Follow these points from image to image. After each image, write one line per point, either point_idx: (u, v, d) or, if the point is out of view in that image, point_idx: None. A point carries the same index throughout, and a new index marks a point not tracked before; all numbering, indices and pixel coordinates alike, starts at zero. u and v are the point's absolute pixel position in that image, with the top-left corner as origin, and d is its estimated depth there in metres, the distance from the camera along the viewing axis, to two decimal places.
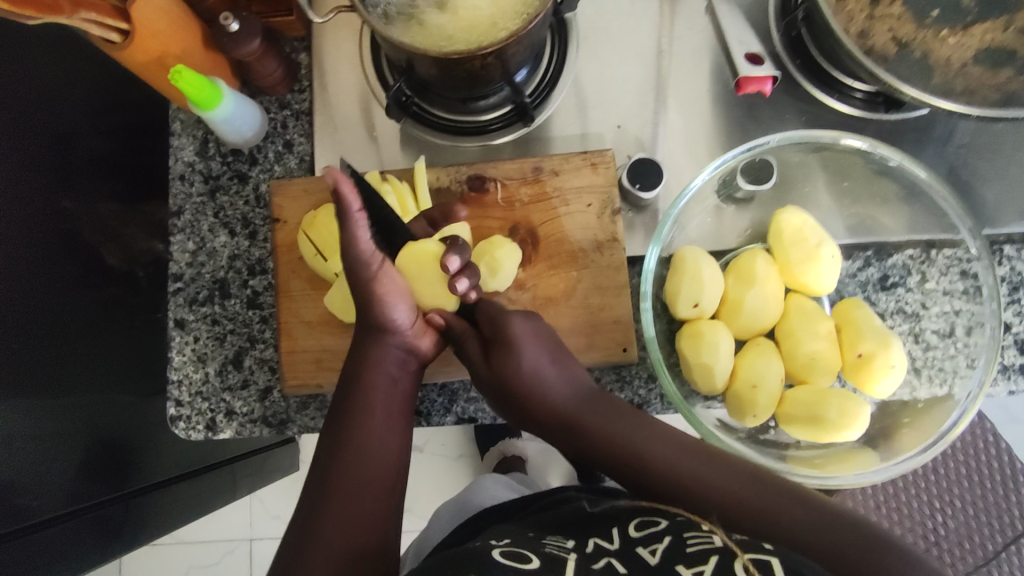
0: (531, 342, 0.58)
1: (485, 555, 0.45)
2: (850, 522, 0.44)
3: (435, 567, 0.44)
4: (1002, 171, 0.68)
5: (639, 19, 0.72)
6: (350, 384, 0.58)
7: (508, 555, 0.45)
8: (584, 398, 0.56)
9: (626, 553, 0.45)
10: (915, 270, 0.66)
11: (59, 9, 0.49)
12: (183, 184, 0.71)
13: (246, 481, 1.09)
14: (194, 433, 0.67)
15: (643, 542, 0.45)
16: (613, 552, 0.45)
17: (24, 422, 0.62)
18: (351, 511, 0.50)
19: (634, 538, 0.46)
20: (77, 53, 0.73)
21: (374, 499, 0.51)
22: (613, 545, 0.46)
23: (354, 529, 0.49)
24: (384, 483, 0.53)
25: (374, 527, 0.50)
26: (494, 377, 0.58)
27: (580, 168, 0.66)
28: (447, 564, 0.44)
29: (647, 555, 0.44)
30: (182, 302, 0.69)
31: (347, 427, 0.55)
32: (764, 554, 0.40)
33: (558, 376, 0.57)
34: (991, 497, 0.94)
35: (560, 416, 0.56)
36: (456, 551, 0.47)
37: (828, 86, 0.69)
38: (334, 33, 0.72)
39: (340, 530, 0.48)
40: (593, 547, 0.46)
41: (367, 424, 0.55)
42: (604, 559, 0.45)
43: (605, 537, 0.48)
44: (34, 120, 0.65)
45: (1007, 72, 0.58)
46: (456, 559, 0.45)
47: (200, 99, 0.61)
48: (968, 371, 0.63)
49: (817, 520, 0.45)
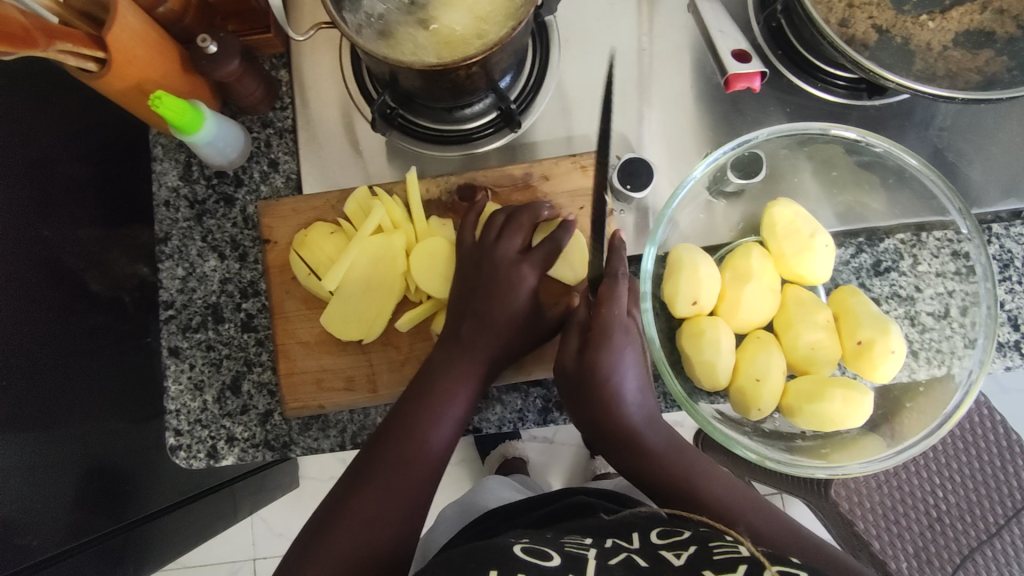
0: (629, 361, 0.58)
1: (510, 550, 0.47)
2: (833, 554, 0.54)
3: (461, 557, 0.47)
4: (987, 151, 0.69)
5: (619, 18, 0.72)
6: (430, 375, 0.60)
7: (530, 554, 0.47)
8: (654, 424, 0.59)
9: (649, 553, 0.47)
10: (907, 254, 0.67)
11: (33, 43, 0.48)
12: (168, 210, 0.70)
13: (246, 501, 1.08)
14: (196, 462, 0.66)
15: (665, 545, 0.48)
16: (634, 550, 0.48)
17: (19, 459, 0.61)
18: (380, 509, 0.54)
19: (656, 542, 0.48)
20: (49, 77, 0.71)
21: (406, 506, 0.55)
22: (634, 544, 0.49)
23: (379, 527, 0.54)
24: (422, 482, 0.57)
25: (396, 524, 0.54)
26: (575, 376, 0.58)
27: (570, 171, 0.67)
28: (472, 558, 0.47)
29: (671, 556, 0.46)
30: (175, 329, 0.68)
31: (413, 418, 0.58)
32: (792, 567, 0.43)
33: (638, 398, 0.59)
34: (989, 470, 0.95)
35: (635, 436, 0.58)
36: (482, 545, 0.49)
37: (809, 76, 0.69)
38: (314, 49, 0.71)
39: (363, 524, 0.53)
40: (612, 544, 0.49)
41: (427, 416, 0.58)
42: (623, 554, 0.47)
43: (625, 537, 0.50)
44: (13, 152, 0.64)
45: (987, 54, 0.59)
46: (480, 553, 0.47)
47: (183, 123, 0.60)
48: (966, 351, 0.63)
49: (810, 546, 0.54)
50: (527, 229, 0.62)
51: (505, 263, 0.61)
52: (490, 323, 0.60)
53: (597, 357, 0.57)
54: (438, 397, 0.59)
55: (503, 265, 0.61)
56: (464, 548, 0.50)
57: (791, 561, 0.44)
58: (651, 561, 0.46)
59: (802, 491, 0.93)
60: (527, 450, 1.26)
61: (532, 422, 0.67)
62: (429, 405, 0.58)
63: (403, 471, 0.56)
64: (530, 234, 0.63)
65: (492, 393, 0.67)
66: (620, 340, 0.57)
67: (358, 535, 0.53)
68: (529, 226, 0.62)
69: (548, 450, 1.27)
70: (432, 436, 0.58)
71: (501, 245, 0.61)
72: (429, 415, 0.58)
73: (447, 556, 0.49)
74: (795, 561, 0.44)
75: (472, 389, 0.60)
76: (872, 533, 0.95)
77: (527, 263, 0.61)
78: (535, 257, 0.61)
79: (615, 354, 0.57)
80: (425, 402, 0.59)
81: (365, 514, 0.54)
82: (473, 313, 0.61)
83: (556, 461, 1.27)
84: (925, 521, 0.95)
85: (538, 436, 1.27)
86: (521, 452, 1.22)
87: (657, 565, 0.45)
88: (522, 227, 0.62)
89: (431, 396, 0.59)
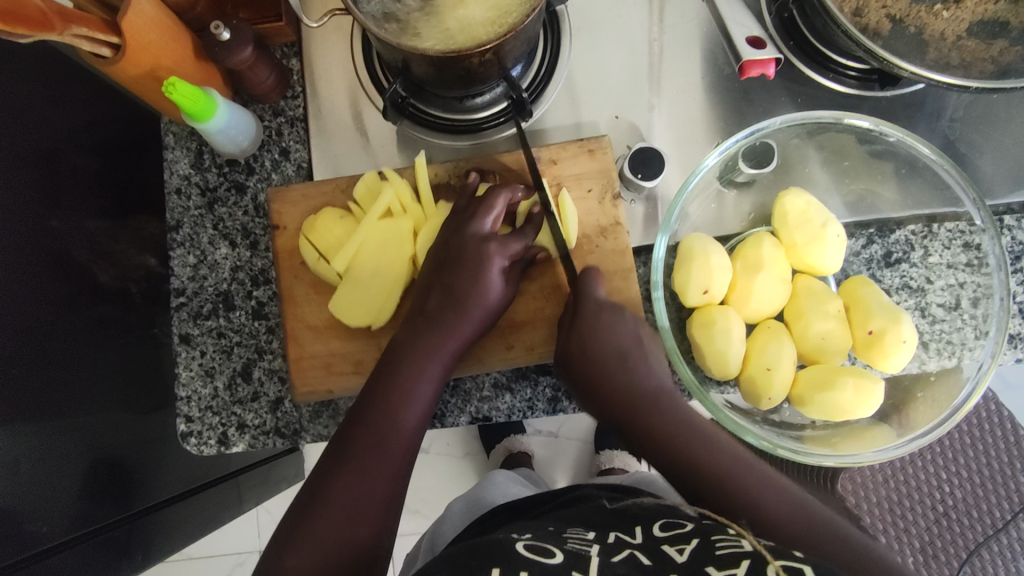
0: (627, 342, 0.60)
1: (512, 548, 0.48)
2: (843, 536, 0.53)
3: (463, 555, 0.48)
4: (999, 142, 0.68)
5: (629, 7, 0.71)
6: (405, 354, 0.59)
7: (533, 551, 0.47)
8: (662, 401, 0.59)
9: (651, 549, 0.47)
10: (918, 245, 0.66)
11: (50, 26, 0.48)
12: (180, 198, 0.70)
13: (250, 493, 1.08)
14: (207, 449, 0.66)
15: (667, 540, 0.48)
16: (637, 547, 0.48)
17: (29, 446, 0.61)
18: (354, 493, 0.54)
19: (659, 537, 0.49)
20: (60, 67, 0.71)
21: (378, 490, 0.55)
22: (636, 539, 0.49)
23: (353, 513, 0.54)
24: (395, 465, 0.56)
25: (372, 510, 0.54)
26: (572, 371, 0.60)
27: (578, 155, 0.67)
28: (475, 555, 0.47)
29: (674, 553, 0.46)
30: (186, 317, 0.68)
31: (385, 396, 0.57)
32: (795, 561, 0.43)
33: (642, 367, 0.60)
34: (996, 464, 0.94)
35: (635, 419, 0.59)
36: (484, 540, 0.50)
37: (821, 66, 0.69)
38: (324, 38, 0.71)
39: (337, 508, 0.54)
40: (615, 539, 0.50)
41: (404, 394, 0.58)
42: (626, 551, 0.48)
43: (627, 532, 0.51)
44: (24, 142, 0.64)
45: (1001, 44, 0.59)
46: (483, 551, 0.47)
47: (195, 111, 0.60)
48: (977, 343, 0.63)
49: (826, 535, 0.53)
50: (500, 209, 0.61)
51: (471, 241, 0.60)
52: (461, 305, 0.59)
53: (579, 341, 0.59)
54: (407, 374, 0.58)
55: (469, 244, 0.60)
56: (466, 542, 0.51)
57: (795, 556, 0.44)
58: (654, 560, 0.46)
59: (808, 484, 0.93)
60: (532, 443, 1.26)
61: (542, 411, 0.67)
62: (400, 382, 0.58)
63: (377, 452, 0.56)
64: (499, 217, 0.61)
65: (502, 382, 0.67)
66: (612, 316, 0.60)
67: (331, 520, 0.53)
68: (505, 206, 0.62)
69: (553, 444, 1.27)
70: (405, 416, 0.57)
71: (462, 230, 0.61)
72: (401, 394, 0.58)
73: (451, 551, 0.50)
74: (798, 555, 0.45)
75: (443, 365, 0.59)
76: (878, 528, 0.95)
77: (494, 247, 0.60)
78: (505, 240, 0.61)
79: (606, 340, 0.59)
80: (397, 380, 0.58)
81: (344, 500, 0.54)
82: (441, 286, 0.61)
83: (561, 455, 1.27)
84: (932, 516, 0.95)
85: (542, 430, 1.27)
86: (525, 446, 1.22)
87: (660, 563, 0.46)
88: (497, 206, 0.61)
89: (401, 374, 0.58)
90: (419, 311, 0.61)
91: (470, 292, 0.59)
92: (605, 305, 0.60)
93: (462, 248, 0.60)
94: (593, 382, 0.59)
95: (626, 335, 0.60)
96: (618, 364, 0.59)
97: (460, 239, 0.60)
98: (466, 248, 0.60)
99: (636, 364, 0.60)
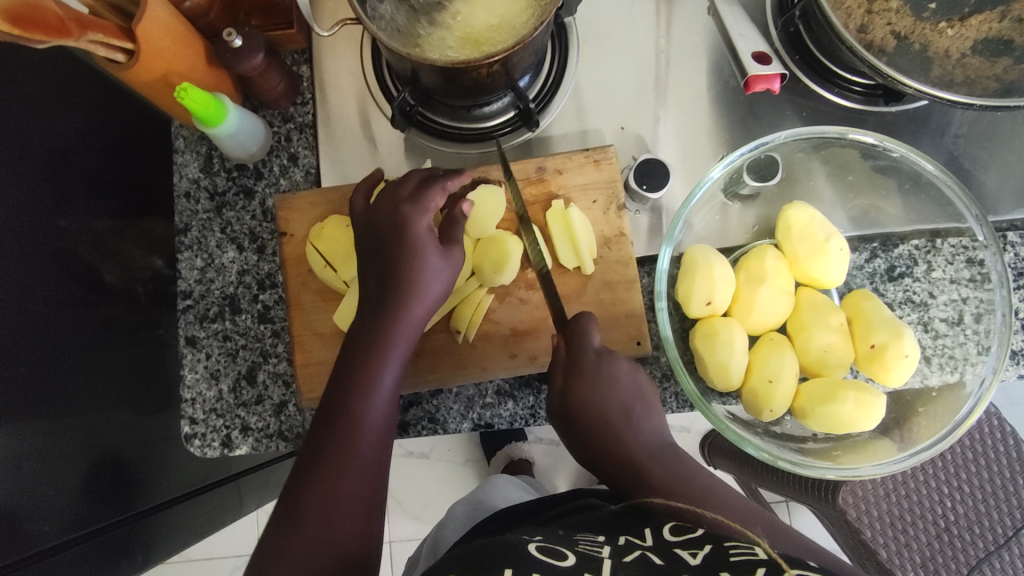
0: (624, 381, 0.60)
1: (525, 550, 0.47)
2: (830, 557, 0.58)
3: (474, 552, 0.48)
4: (1003, 159, 0.69)
5: (637, 20, 0.72)
6: (355, 347, 0.57)
7: (547, 554, 0.47)
8: (657, 442, 0.60)
9: (663, 551, 0.47)
10: (921, 260, 0.67)
11: (66, 32, 0.49)
12: (188, 201, 0.71)
13: (251, 495, 1.08)
14: (210, 451, 0.67)
15: (680, 545, 0.48)
16: (648, 548, 0.48)
17: (32, 443, 0.62)
18: (326, 498, 0.53)
19: (671, 541, 0.48)
20: (71, 71, 0.72)
21: (347, 492, 0.53)
22: (647, 542, 0.49)
23: (328, 519, 0.52)
24: (365, 464, 0.54)
25: (348, 517, 0.53)
26: (569, 411, 0.60)
27: (583, 165, 0.67)
28: (487, 554, 0.47)
29: (687, 556, 0.46)
30: (192, 319, 0.68)
31: (342, 393, 0.56)
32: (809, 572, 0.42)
33: (643, 423, 0.60)
34: (998, 480, 0.94)
35: (634, 460, 0.59)
36: (496, 540, 0.50)
37: (827, 81, 0.69)
38: (335, 46, 0.72)
39: (313, 519, 0.52)
40: (625, 542, 0.49)
41: (359, 390, 0.56)
42: (637, 552, 0.47)
43: (638, 535, 0.50)
44: (34, 142, 0.65)
45: (1005, 62, 0.59)
46: (495, 552, 0.47)
47: (206, 115, 0.60)
48: (979, 358, 0.63)
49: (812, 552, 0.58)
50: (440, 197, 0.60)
51: (392, 224, 0.59)
52: (398, 294, 0.57)
53: (581, 390, 0.59)
54: (362, 368, 0.56)
55: (388, 223, 0.60)
56: (476, 544, 0.50)
57: (808, 565, 0.45)
58: (666, 560, 0.46)
59: (810, 497, 0.93)
60: (533, 451, 1.26)
61: (544, 419, 0.67)
62: (355, 379, 0.56)
63: (339, 450, 0.54)
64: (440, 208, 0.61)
65: (505, 389, 0.67)
66: (610, 365, 0.60)
67: (307, 530, 0.52)
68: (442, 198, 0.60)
69: (554, 451, 1.27)
70: (362, 409, 0.55)
71: (395, 218, 0.59)
72: (357, 389, 0.56)
73: (462, 550, 0.50)
74: (811, 564, 0.45)
75: (395, 355, 0.57)
76: (880, 542, 0.95)
77: (433, 243, 0.59)
78: (423, 211, 0.59)
79: (608, 381, 0.59)
80: (354, 375, 0.56)
81: (317, 507, 0.52)
82: (379, 274, 0.59)
83: (561, 463, 1.27)
84: (934, 530, 0.94)
85: (544, 438, 1.27)
86: (526, 454, 1.23)
87: (672, 564, 0.45)
88: (435, 193, 0.60)
89: (356, 369, 0.56)
90: (365, 301, 0.60)
91: (404, 276, 0.58)
92: (602, 350, 0.60)
93: (391, 234, 0.59)
94: (595, 419, 0.59)
95: (626, 389, 0.60)
96: (615, 402, 0.59)
97: (382, 226, 0.60)
98: (389, 230, 0.59)
99: (631, 403, 0.60)
